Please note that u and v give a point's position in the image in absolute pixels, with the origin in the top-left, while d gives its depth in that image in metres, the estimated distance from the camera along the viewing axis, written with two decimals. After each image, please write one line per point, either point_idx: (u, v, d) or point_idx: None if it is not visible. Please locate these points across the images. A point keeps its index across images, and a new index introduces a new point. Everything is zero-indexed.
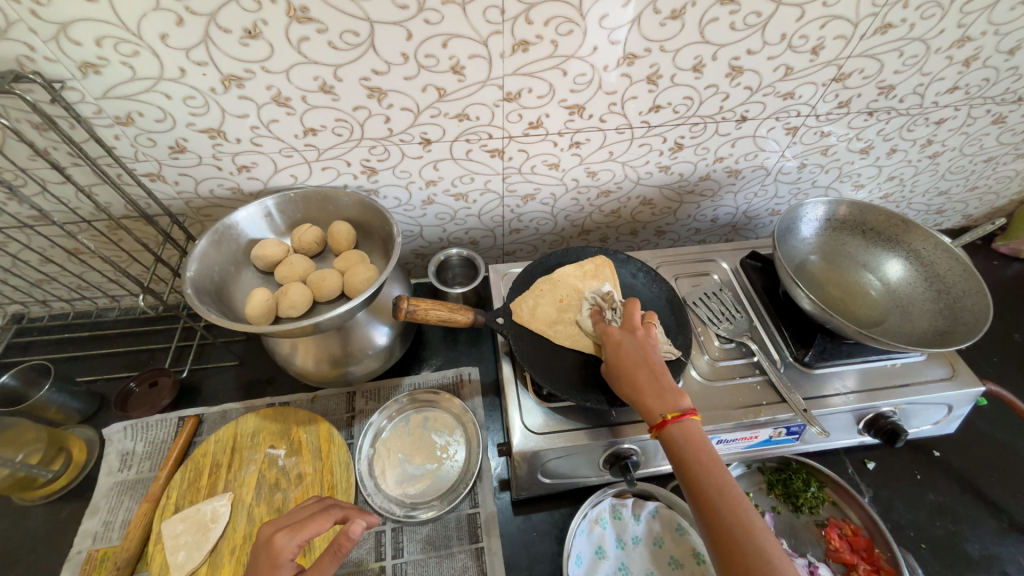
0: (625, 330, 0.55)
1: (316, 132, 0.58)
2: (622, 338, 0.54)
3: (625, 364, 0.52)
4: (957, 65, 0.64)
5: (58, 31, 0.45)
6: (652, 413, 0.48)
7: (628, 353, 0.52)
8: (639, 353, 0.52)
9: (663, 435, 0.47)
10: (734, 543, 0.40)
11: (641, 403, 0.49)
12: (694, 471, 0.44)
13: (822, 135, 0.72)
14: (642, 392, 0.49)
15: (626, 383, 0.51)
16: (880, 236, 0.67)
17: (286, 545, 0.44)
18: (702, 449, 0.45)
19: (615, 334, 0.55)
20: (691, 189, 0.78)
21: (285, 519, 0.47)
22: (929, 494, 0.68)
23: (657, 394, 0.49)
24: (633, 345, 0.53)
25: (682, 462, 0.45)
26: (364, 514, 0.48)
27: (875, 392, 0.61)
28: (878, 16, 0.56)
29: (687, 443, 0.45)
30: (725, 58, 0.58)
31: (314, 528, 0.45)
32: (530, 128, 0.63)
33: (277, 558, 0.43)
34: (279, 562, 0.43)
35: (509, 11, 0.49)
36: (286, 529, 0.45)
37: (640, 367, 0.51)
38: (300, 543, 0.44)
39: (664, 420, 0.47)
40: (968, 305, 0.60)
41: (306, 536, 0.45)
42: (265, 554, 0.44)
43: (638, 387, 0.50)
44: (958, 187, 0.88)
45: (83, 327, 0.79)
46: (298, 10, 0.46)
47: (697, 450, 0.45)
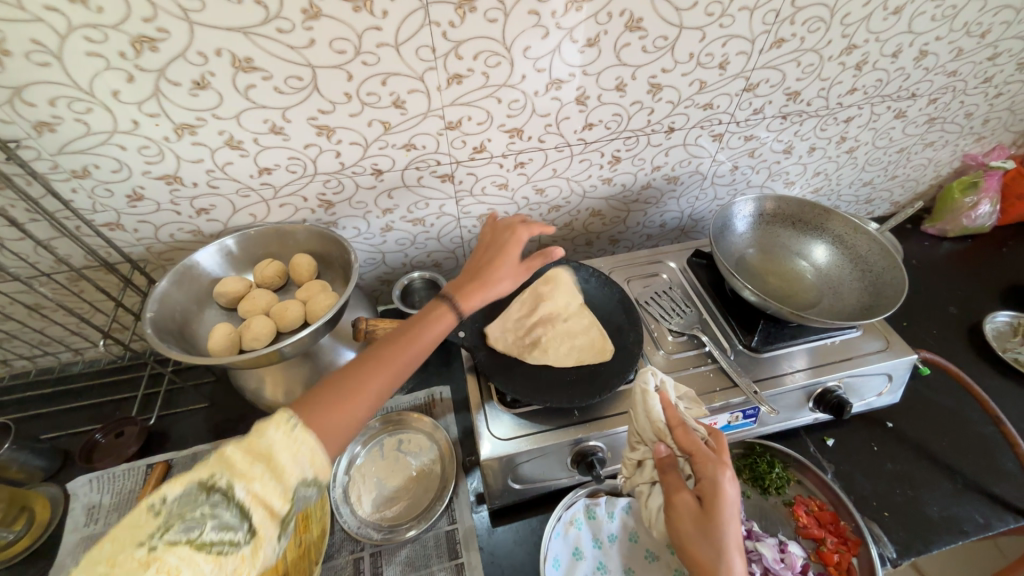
0: (718, 456, 0.46)
1: (271, 171, 0.61)
2: (710, 466, 0.45)
3: (711, 510, 0.43)
4: (850, 70, 0.72)
5: (12, 94, 0.48)
6: (706, 563, 0.41)
7: (712, 491, 0.44)
8: (725, 499, 0.44)
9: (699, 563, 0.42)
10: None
11: (700, 548, 0.42)
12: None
13: (747, 139, 0.79)
14: (716, 543, 0.42)
15: (695, 522, 0.44)
16: (807, 226, 0.73)
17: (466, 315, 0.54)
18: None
19: (707, 457, 0.46)
20: (636, 198, 0.84)
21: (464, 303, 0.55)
22: (886, 464, 0.71)
23: (728, 549, 0.42)
24: (722, 480, 0.45)
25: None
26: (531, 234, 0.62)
27: (819, 368, 0.65)
28: (771, 32, 0.63)
29: None
30: (643, 77, 0.64)
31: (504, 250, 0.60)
32: (475, 153, 0.67)
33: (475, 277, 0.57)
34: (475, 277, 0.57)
35: (439, 49, 0.54)
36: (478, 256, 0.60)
37: (720, 511, 0.43)
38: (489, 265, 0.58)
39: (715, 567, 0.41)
40: (889, 281, 0.65)
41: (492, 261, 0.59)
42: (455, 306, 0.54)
43: (711, 537, 0.42)
44: (880, 177, 0.96)
45: (45, 384, 0.78)
46: (243, 60, 0.50)
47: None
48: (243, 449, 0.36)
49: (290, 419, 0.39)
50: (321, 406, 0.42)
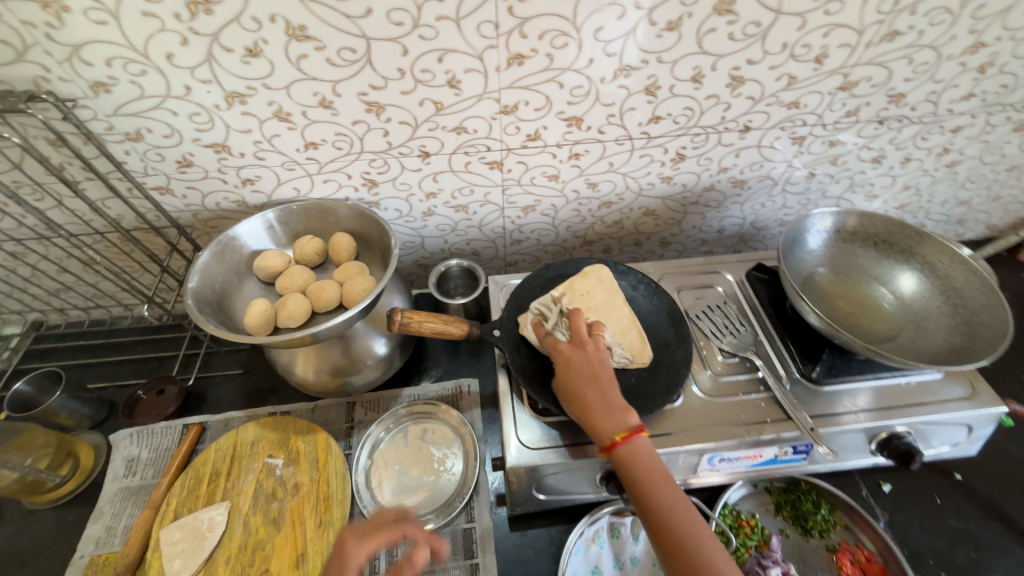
0: (572, 345, 0.53)
1: (317, 146, 0.59)
2: (572, 355, 0.53)
3: (574, 383, 0.51)
4: (971, 72, 0.62)
5: (71, 53, 0.47)
6: (601, 434, 0.48)
7: (577, 369, 0.52)
8: (583, 372, 0.51)
9: (613, 456, 0.48)
10: (681, 552, 0.42)
11: (590, 424, 0.49)
12: (642, 490, 0.46)
13: (831, 144, 0.70)
14: (591, 412, 0.49)
15: (575, 401, 0.50)
16: (892, 248, 0.65)
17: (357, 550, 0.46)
18: (650, 466, 0.46)
19: (565, 351, 0.53)
20: (695, 200, 0.77)
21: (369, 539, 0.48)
22: (950, 519, 0.64)
23: (607, 413, 0.49)
24: (580, 363, 0.52)
25: (632, 481, 0.46)
26: (432, 536, 0.48)
27: (888, 410, 0.58)
28: (885, 23, 0.54)
29: (635, 463, 0.47)
30: (725, 68, 0.57)
31: (380, 541, 0.47)
32: (528, 140, 0.63)
33: (344, 561, 0.45)
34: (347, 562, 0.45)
35: (503, 26, 0.49)
36: (358, 535, 0.47)
37: (592, 381, 0.51)
38: (368, 552, 0.46)
39: (614, 442, 0.47)
40: (986, 321, 0.57)
41: (373, 547, 0.46)
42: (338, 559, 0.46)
43: (589, 409, 0.49)
44: (979, 196, 0.85)
45: (97, 335, 0.82)
46: (297, 28, 0.47)
47: (652, 474, 0.46)
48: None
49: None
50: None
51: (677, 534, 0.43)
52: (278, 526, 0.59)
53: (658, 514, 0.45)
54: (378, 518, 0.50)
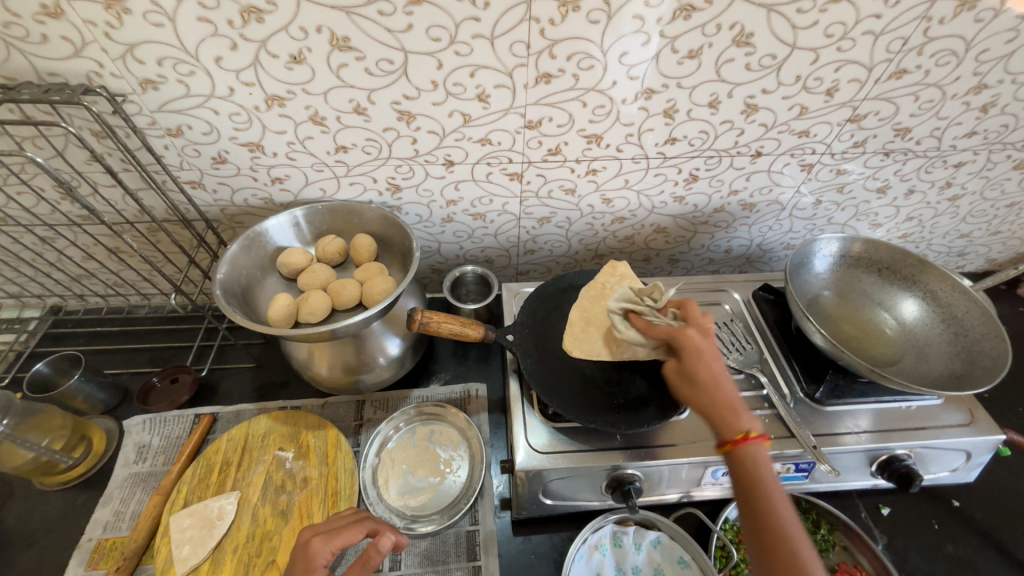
0: (703, 336, 0.51)
1: (347, 150, 0.62)
2: (703, 343, 0.50)
3: (712, 371, 0.48)
4: (974, 111, 0.64)
5: (126, 51, 0.50)
6: (730, 427, 0.45)
7: (711, 359, 0.49)
8: (718, 365, 0.49)
9: (733, 452, 0.44)
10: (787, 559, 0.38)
11: (720, 416, 0.46)
12: (756, 492, 0.42)
13: (838, 173, 0.73)
14: (725, 406, 0.46)
15: (704, 392, 0.48)
16: (895, 275, 0.67)
17: (321, 549, 0.47)
18: (770, 473, 0.42)
19: (692, 338, 0.51)
20: (705, 220, 0.80)
21: (324, 524, 0.50)
22: (947, 546, 0.64)
23: (736, 411, 0.46)
24: (711, 356, 0.50)
25: (745, 479, 0.43)
26: (395, 530, 0.51)
27: (889, 433, 0.59)
28: (893, 62, 0.57)
29: (755, 461, 0.43)
30: (740, 96, 0.60)
31: (348, 537, 0.48)
32: (549, 154, 0.65)
33: (312, 562, 0.46)
34: (315, 565, 0.46)
35: (534, 46, 0.52)
36: (323, 534, 0.48)
37: (721, 379, 0.48)
38: (334, 551, 0.47)
39: (742, 437, 0.44)
40: (986, 349, 0.59)
41: (340, 545, 0.48)
42: (302, 557, 0.47)
43: (719, 403, 0.47)
44: (980, 230, 0.87)
45: (113, 322, 0.83)
46: (340, 39, 0.50)
47: (768, 476, 0.42)
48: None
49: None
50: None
51: (782, 543, 0.39)
52: (286, 518, 0.60)
53: (767, 519, 0.40)
54: (339, 518, 0.52)
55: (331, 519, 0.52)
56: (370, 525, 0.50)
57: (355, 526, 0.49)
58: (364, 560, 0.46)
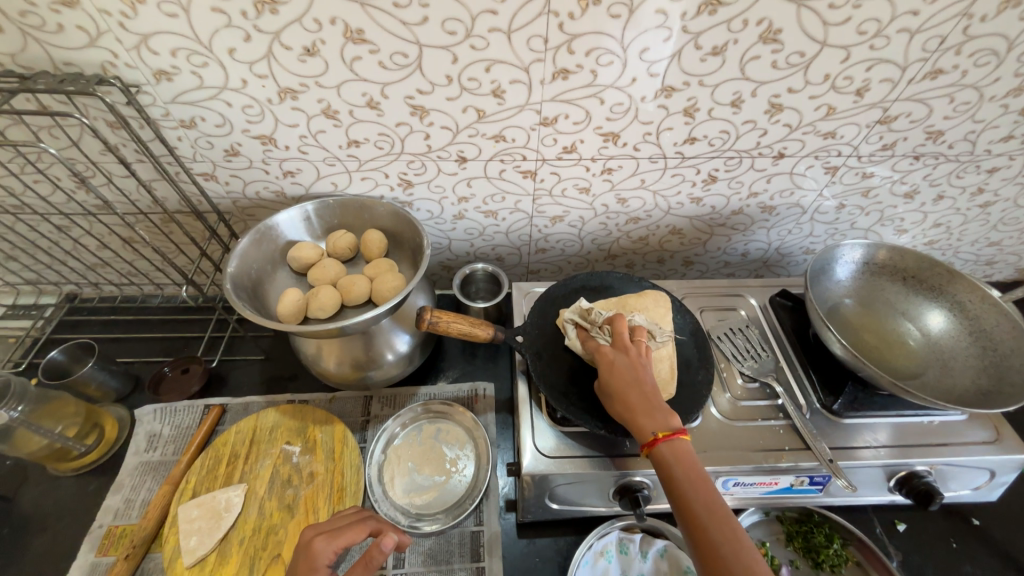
0: (617, 350, 0.53)
1: (359, 144, 0.61)
2: (615, 357, 0.53)
3: (618, 384, 0.50)
4: (1012, 114, 0.61)
5: (140, 41, 0.49)
6: (643, 431, 0.47)
7: (622, 373, 0.51)
8: (633, 374, 0.51)
9: (654, 455, 0.46)
10: (718, 556, 0.39)
11: (633, 421, 0.48)
12: (680, 489, 0.43)
13: (864, 176, 0.70)
14: (635, 411, 0.48)
15: (618, 401, 0.50)
16: (921, 284, 0.65)
17: (324, 549, 0.47)
18: (690, 466, 0.44)
19: (608, 353, 0.53)
20: (722, 223, 0.78)
21: (326, 524, 0.50)
22: (965, 565, 0.62)
23: (649, 413, 0.48)
24: (622, 372, 0.51)
25: (670, 479, 0.44)
26: (396, 529, 0.50)
27: (909, 448, 0.57)
28: (929, 61, 0.55)
29: (676, 461, 0.45)
30: (765, 95, 0.57)
31: (350, 537, 0.48)
32: (564, 152, 0.64)
33: (314, 562, 0.46)
34: (317, 565, 0.46)
35: (552, 41, 0.51)
36: (326, 533, 0.48)
37: (627, 386, 0.50)
38: (336, 550, 0.47)
39: (656, 438, 0.46)
40: (1016, 365, 0.56)
41: (343, 544, 0.48)
42: (304, 556, 0.47)
43: (632, 408, 0.48)
44: (1011, 239, 0.84)
45: (127, 311, 0.84)
46: (355, 32, 0.49)
47: (692, 471, 0.44)
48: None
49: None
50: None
51: (723, 547, 0.40)
52: (292, 512, 0.60)
53: (697, 520, 0.42)
54: (343, 517, 0.52)
55: (334, 518, 0.52)
56: (374, 524, 0.50)
57: (360, 525, 0.49)
58: (367, 559, 0.46)
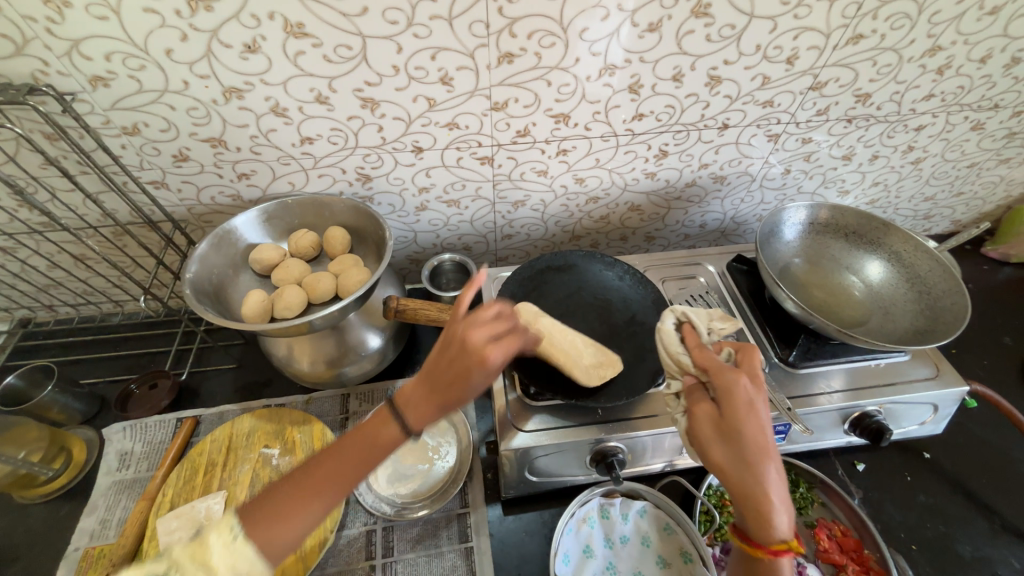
0: (753, 387, 0.44)
1: (312, 141, 0.61)
2: (755, 399, 0.43)
3: (752, 435, 0.42)
4: (931, 73, 0.66)
5: (71, 47, 0.48)
6: (771, 525, 0.39)
7: (753, 419, 0.42)
8: (768, 426, 0.42)
9: (765, 552, 0.40)
10: None
11: (761, 506, 0.40)
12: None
13: (804, 142, 0.74)
14: (769, 491, 0.40)
15: (744, 456, 0.41)
16: (862, 239, 0.69)
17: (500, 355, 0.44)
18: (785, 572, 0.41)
19: (743, 385, 0.44)
20: (678, 195, 0.80)
21: (486, 333, 0.44)
22: (919, 496, 0.67)
23: (785, 508, 0.40)
24: (761, 417, 0.43)
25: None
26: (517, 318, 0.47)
27: (860, 390, 0.61)
28: (849, 27, 0.58)
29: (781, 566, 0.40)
30: (703, 68, 0.60)
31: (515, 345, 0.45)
32: (518, 136, 0.65)
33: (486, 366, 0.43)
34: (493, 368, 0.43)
35: (493, 26, 0.52)
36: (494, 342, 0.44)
37: (767, 450, 0.41)
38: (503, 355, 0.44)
39: (787, 548, 0.39)
40: (947, 305, 0.61)
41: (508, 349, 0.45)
42: (471, 358, 0.43)
43: (768, 482, 0.40)
44: (943, 192, 0.90)
45: (87, 332, 0.82)
46: (294, 25, 0.49)
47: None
48: (188, 553, 0.38)
49: (233, 527, 0.40)
50: (258, 504, 0.41)
51: None
52: None
53: None
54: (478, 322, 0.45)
55: (465, 319, 0.45)
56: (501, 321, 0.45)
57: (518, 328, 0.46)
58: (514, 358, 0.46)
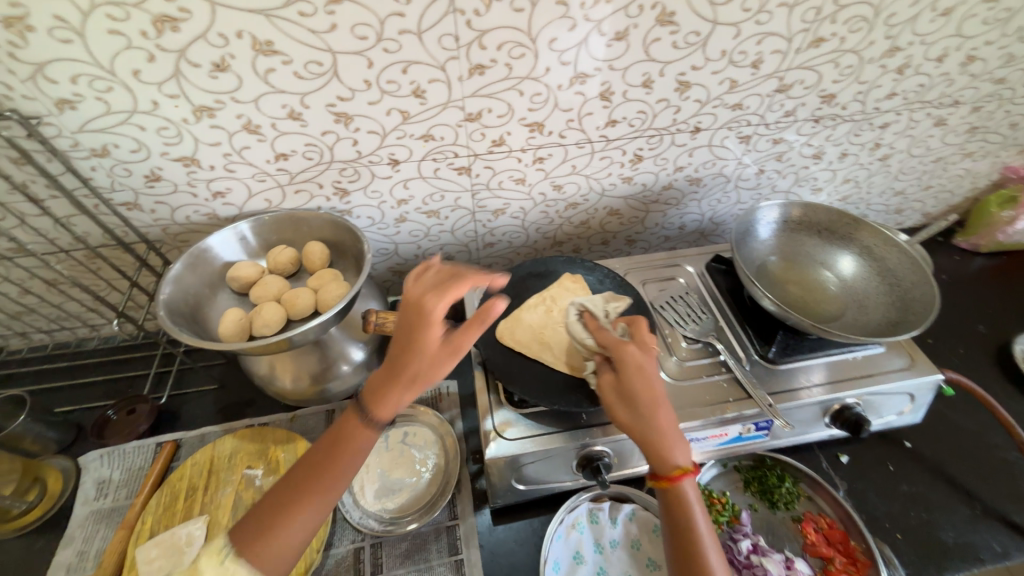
0: (641, 351, 0.51)
1: (287, 157, 0.61)
2: (641, 360, 0.50)
3: (644, 394, 0.49)
4: (891, 73, 0.68)
5: (35, 71, 0.48)
6: (670, 460, 0.47)
7: (642, 376, 0.49)
8: (655, 379, 0.50)
9: (667, 485, 0.47)
10: None
11: (659, 448, 0.47)
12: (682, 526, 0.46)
13: (775, 142, 0.76)
14: (662, 432, 0.48)
15: (638, 408, 0.48)
16: (834, 235, 0.71)
17: (436, 304, 0.47)
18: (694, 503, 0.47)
19: (632, 353, 0.51)
20: (656, 199, 0.82)
21: (422, 286, 0.50)
22: (903, 485, 0.68)
23: (677, 445, 0.47)
24: (649, 374, 0.50)
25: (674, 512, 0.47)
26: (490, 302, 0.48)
27: (838, 384, 0.62)
28: (810, 31, 0.60)
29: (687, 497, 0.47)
30: (672, 74, 0.61)
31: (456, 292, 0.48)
32: (494, 146, 0.66)
33: (432, 317, 0.47)
34: (435, 320, 0.47)
35: (463, 38, 0.53)
36: (433, 292, 0.48)
37: (659, 401, 0.48)
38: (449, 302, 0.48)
39: (682, 475, 0.46)
40: (918, 296, 0.62)
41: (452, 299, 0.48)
42: (416, 312, 0.48)
43: (661, 426, 0.48)
44: (912, 187, 0.92)
45: (61, 358, 0.80)
46: (264, 43, 0.49)
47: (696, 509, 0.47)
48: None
49: (222, 551, 0.45)
50: (251, 527, 0.46)
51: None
52: None
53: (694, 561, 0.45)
54: (427, 274, 0.51)
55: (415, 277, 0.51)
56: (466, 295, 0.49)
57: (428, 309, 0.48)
58: (480, 318, 0.48)
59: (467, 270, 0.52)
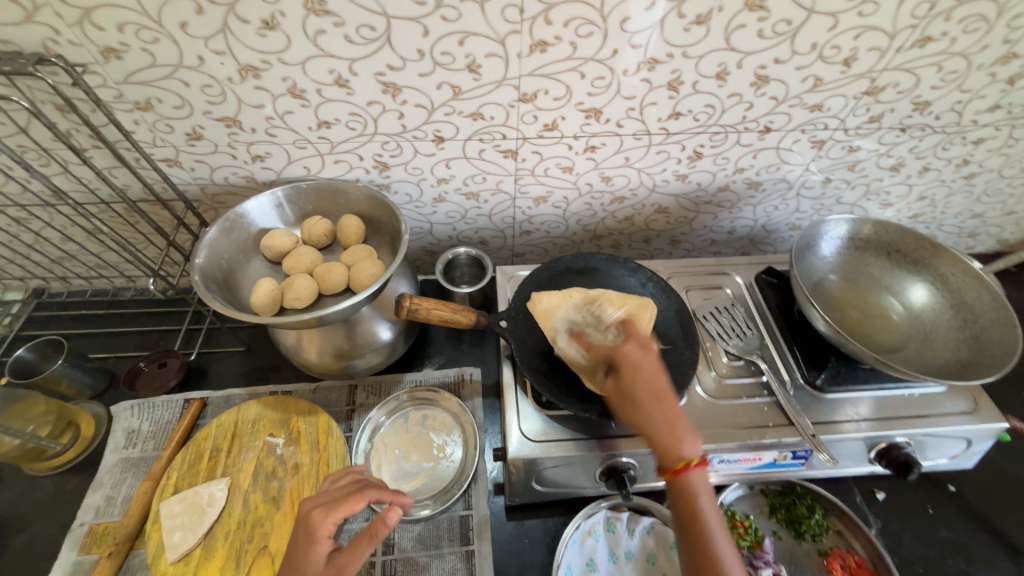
0: (640, 351, 0.49)
1: (329, 125, 0.58)
2: (635, 356, 0.48)
3: (641, 391, 0.46)
4: (1000, 83, 0.60)
5: (82, 16, 0.46)
6: (668, 452, 0.44)
7: (646, 375, 0.47)
8: (657, 378, 0.47)
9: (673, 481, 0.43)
10: None
11: (658, 443, 0.44)
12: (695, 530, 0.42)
13: (850, 150, 0.69)
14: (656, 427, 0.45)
15: (642, 409, 0.46)
16: (905, 259, 0.65)
17: (322, 520, 0.45)
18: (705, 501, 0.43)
19: (631, 355, 0.48)
20: (708, 200, 0.76)
21: (322, 497, 0.48)
22: (942, 531, 0.64)
23: (676, 435, 0.44)
24: (649, 372, 0.47)
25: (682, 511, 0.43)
26: (396, 494, 0.48)
27: (889, 420, 0.58)
28: (918, 29, 0.53)
29: (693, 493, 0.43)
30: (751, 66, 0.55)
31: (348, 507, 0.45)
32: (545, 130, 0.61)
33: (314, 534, 0.44)
34: (317, 538, 0.44)
35: (527, 11, 0.48)
36: (322, 506, 0.46)
37: (659, 395, 0.46)
38: (336, 522, 0.45)
39: (684, 467, 0.43)
40: (995, 337, 0.57)
41: (341, 515, 0.45)
42: (304, 527, 0.46)
43: (655, 418, 0.45)
44: (994, 210, 0.84)
45: (98, 306, 0.81)
46: (316, 2, 0.46)
47: (706, 508, 0.43)
48: None
49: None
50: None
51: None
52: (278, 505, 0.60)
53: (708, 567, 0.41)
54: (337, 484, 0.50)
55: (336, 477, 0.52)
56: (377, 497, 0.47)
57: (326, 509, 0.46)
58: (371, 532, 0.44)
59: (375, 479, 0.50)
